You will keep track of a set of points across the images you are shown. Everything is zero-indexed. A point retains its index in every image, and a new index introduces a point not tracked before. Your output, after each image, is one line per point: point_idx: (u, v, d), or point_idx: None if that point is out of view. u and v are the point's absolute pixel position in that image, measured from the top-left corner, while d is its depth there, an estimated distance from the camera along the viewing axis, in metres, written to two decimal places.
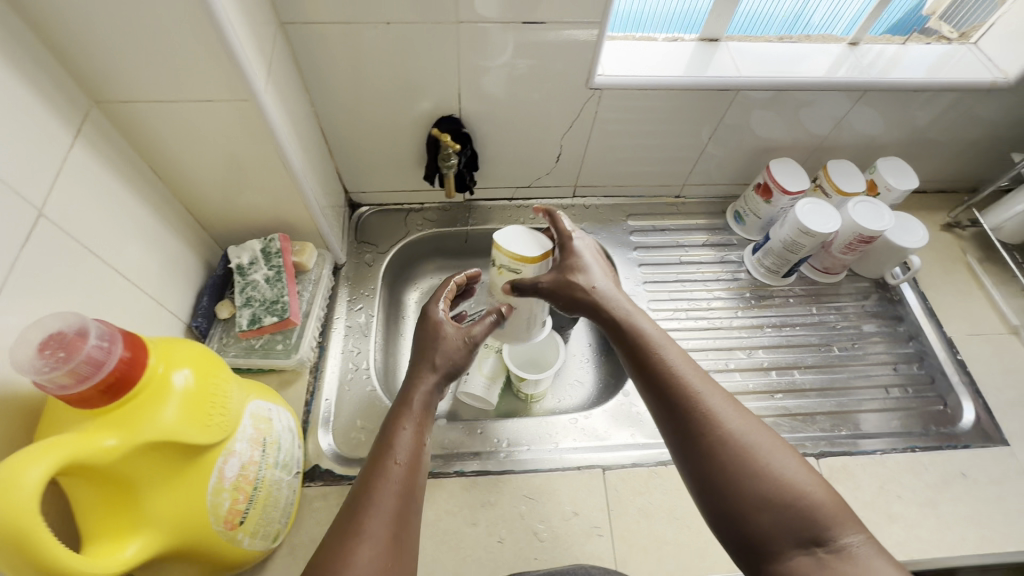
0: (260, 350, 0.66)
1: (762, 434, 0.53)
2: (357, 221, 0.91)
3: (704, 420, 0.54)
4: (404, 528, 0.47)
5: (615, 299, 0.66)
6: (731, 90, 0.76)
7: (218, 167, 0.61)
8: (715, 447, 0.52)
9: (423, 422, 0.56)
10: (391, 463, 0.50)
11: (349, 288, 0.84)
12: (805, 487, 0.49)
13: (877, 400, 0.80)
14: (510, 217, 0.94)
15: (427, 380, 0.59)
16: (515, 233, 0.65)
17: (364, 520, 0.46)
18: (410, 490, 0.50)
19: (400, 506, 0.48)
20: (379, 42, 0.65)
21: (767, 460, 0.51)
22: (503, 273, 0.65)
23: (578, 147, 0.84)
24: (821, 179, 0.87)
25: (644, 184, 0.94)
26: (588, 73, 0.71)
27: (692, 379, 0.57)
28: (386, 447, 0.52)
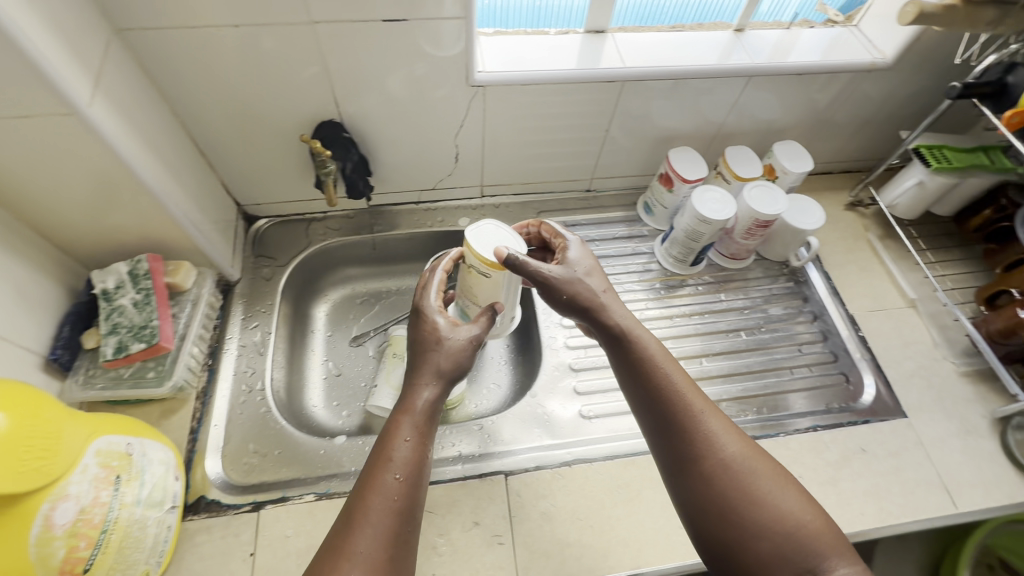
0: (130, 380, 0.62)
1: (763, 462, 0.55)
2: (255, 235, 0.87)
3: (704, 446, 0.55)
4: (397, 564, 0.47)
5: (616, 307, 0.64)
6: (619, 82, 0.76)
7: (60, 188, 0.57)
8: (714, 471, 0.54)
9: (422, 428, 0.55)
10: (387, 472, 0.50)
11: (244, 305, 0.80)
12: (799, 517, 0.52)
13: (784, 382, 0.80)
14: (418, 221, 0.92)
15: (426, 387, 0.58)
16: (487, 232, 0.62)
17: (350, 560, 0.45)
18: (406, 516, 0.50)
19: (393, 534, 0.48)
20: (236, 48, 0.62)
21: (765, 490, 0.53)
22: (473, 273, 0.64)
23: (475, 147, 0.83)
24: (721, 166, 0.87)
25: (552, 180, 0.93)
26: (467, 71, 0.70)
27: (693, 401, 0.58)
28: (381, 463, 0.51)
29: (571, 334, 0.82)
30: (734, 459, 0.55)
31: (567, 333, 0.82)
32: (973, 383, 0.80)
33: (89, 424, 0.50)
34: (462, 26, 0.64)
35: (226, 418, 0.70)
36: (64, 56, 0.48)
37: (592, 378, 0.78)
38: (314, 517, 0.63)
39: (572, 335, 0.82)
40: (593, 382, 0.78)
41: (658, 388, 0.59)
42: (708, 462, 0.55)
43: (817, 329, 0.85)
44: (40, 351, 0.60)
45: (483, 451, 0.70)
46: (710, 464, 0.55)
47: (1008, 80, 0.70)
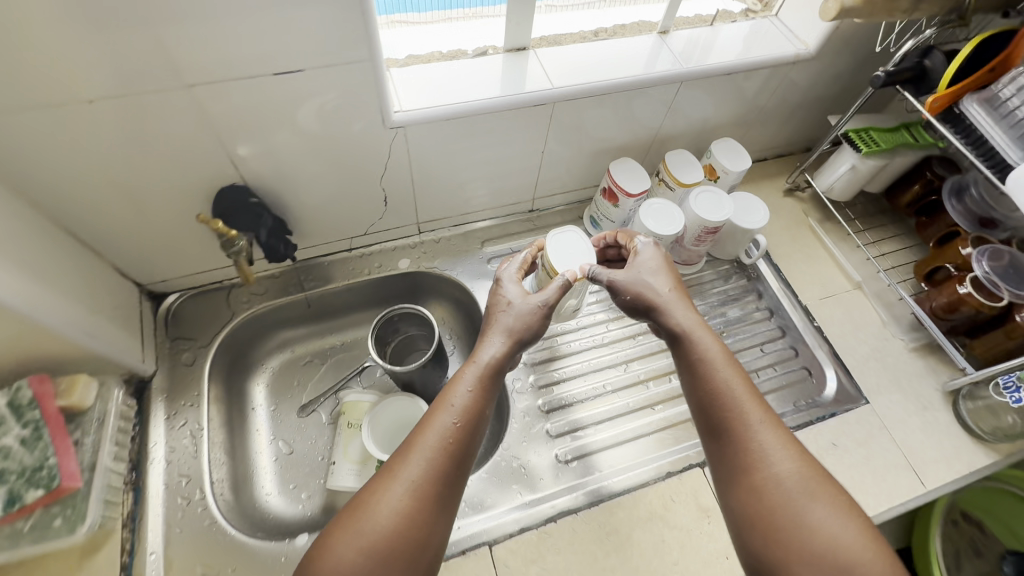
0: (33, 533, 0.52)
1: (824, 490, 0.50)
2: (166, 315, 0.76)
3: (756, 456, 0.53)
4: (431, 514, 0.51)
5: (677, 309, 0.64)
6: (548, 104, 0.71)
7: None
8: (762, 483, 0.52)
9: (479, 382, 0.60)
10: (448, 418, 0.56)
11: (165, 402, 0.70)
12: (854, 553, 0.47)
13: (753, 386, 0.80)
14: (353, 270, 0.84)
15: (496, 344, 0.63)
16: (569, 241, 0.72)
17: (397, 486, 0.51)
18: (454, 471, 0.54)
19: (440, 484, 0.52)
20: (99, 122, 0.51)
21: (818, 518, 0.49)
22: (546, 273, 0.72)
23: (404, 187, 0.76)
24: (662, 173, 0.85)
25: (492, 207, 0.88)
26: (382, 112, 0.62)
27: (749, 412, 0.55)
28: (443, 408, 0.56)
29: (534, 373, 0.78)
30: (789, 477, 0.51)
31: (531, 372, 0.78)
32: (923, 357, 0.83)
33: None
34: (366, 67, 0.56)
35: (164, 542, 0.61)
36: None
37: (564, 419, 0.74)
38: None
39: (536, 374, 0.78)
40: (564, 422, 0.74)
41: (710, 390, 0.58)
42: (759, 473, 0.53)
43: (774, 325, 0.86)
44: None
45: (462, 522, 0.65)
46: (760, 476, 0.52)
47: (925, 64, 0.71)
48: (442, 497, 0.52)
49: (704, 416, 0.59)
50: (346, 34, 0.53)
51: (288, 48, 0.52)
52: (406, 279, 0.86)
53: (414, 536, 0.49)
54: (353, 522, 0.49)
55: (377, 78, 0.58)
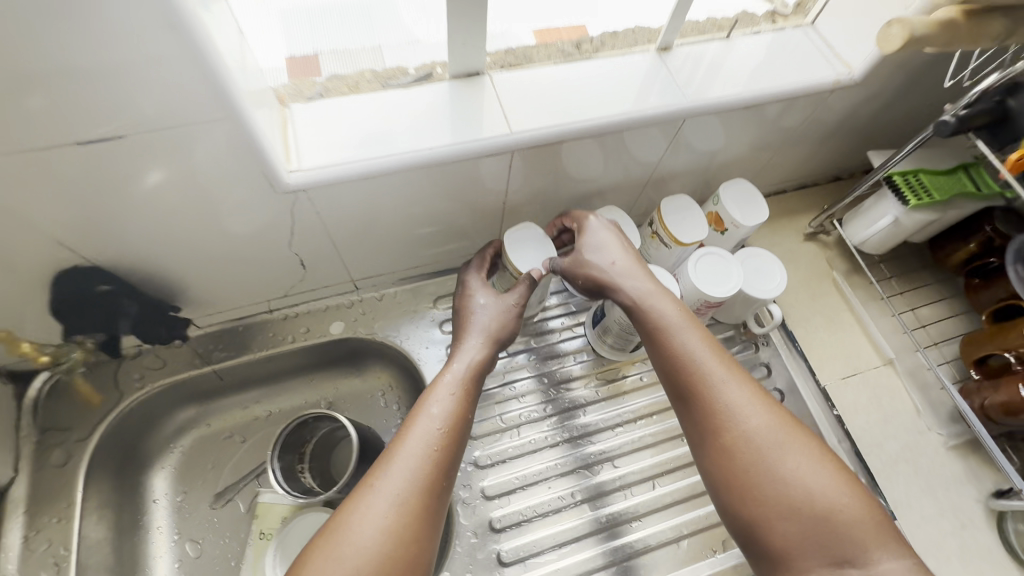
0: None
1: (805, 443, 0.46)
2: (37, 398, 0.62)
3: (727, 417, 0.48)
4: (430, 519, 0.45)
5: (632, 276, 0.59)
6: (505, 151, 0.54)
7: None
8: (738, 443, 0.46)
9: (466, 390, 0.54)
10: (426, 412, 0.50)
11: (26, 516, 0.57)
12: (840, 505, 0.43)
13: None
14: (274, 336, 0.69)
15: (473, 347, 0.58)
16: (527, 241, 0.62)
17: (381, 500, 0.43)
18: (449, 471, 0.48)
19: (434, 482, 0.46)
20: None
21: (797, 471, 0.45)
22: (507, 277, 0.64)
23: (326, 246, 0.60)
24: (656, 223, 0.68)
25: (446, 257, 0.72)
26: (270, 172, 0.46)
27: (714, 368, 0.50)
28: (423, 405, 0.51)
29: (487, 478, 0.63)
30: (764, 432, 0.46)
31: (482, 476, 0.63)
32: (964, 457, 0.68)
33: None
34: (231, 118, 0.41)
35: None
36: None
37: (519, 541, 0.61)
38: None
39: (488, 479, 0.63)
40: (518, 547, 0.60)
41: (674, 353, 0.52)
42: (730, 432, 0.47)
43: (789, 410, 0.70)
44: None
45: None
46: (732, 436, 0.47)
47: (1009, 105, 0.53)
48: (438, 496, 0.46)
49: (669, 382, 0.52)
50: (191, 76, 0.37)
51: (105, 95, 0.37)
52: (341, 345, 0.71)
53: (413, 547, 0.42)
54: (328, 548, 0.41)
55: (252, 131, 0.42)
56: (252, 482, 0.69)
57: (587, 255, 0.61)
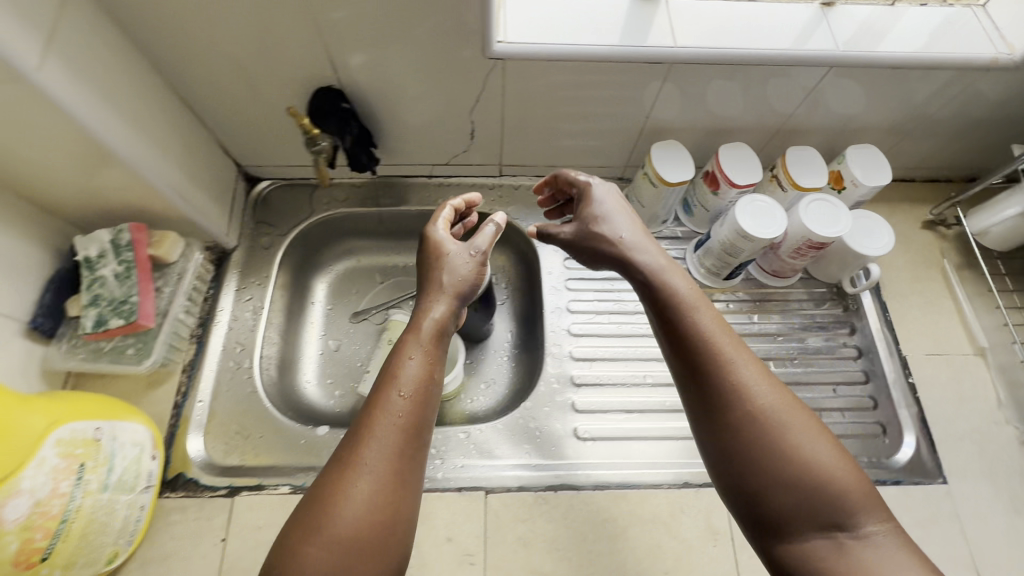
0: (110, 354, 0.61)
1: (807, 418, 0.45)
2: (255, 198, 0.82)
3: (734, 398, 0.46)
4: (413, 451, 0.46)
5: (643, 249, 0.58)
6: (666, 64, 0.63)
7: (28, 156, 0.52)
8: (746, 424, 0.45)
9: (444, 338, 0.55)
10: (404, 353, 0.52)
11: (238, 276, 0.76)
12: (841, 475, 0.43)
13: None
14: (428, 197, 0.84)
15: (438, 302, 0.56)
16: (673, 152, 0.72)
17: (369, 442, 0.45)
18: (424, 402, 0.49)
19: (410, 420, 0.47)
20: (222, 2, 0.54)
21: (801, 445, 0.44)
22: (645, 178, 0.75)
23: (492, 124, 0.73)
24: (777, 168, 0.75)
25: (579, 164, 0.83)
26: (483, 42, 0.59)
27: (722, 347, 0.48)
28: (401, 346, 0.52)
29: (576, 344, 0.75)
30: (773, 411, 0.45)
31: (573, 341, 0.75)
32: None
33: (49, 407, 0.49)
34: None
35: (212, 394, 0.69)
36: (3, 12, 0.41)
37: (592, 397, 0.71)
38: (287, 512, 0.62)
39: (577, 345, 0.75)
40: (594, 401, 0.71)
41: (681, 331, 0.50)
42: (737, 414, 0.46)
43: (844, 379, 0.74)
44: (21, 318, 0.59)
45: (466, 461, 0.67)
46: (739, 419, 0.45)
47: None
48: (420, 430, 0.48)
49: (678, 361, 0.50)
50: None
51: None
52: (477, 218, 0.85)
53: (403, 479, 0.45)
54: (313, 528, 0.42)
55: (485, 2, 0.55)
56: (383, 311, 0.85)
57: (597, 228, 0.60)
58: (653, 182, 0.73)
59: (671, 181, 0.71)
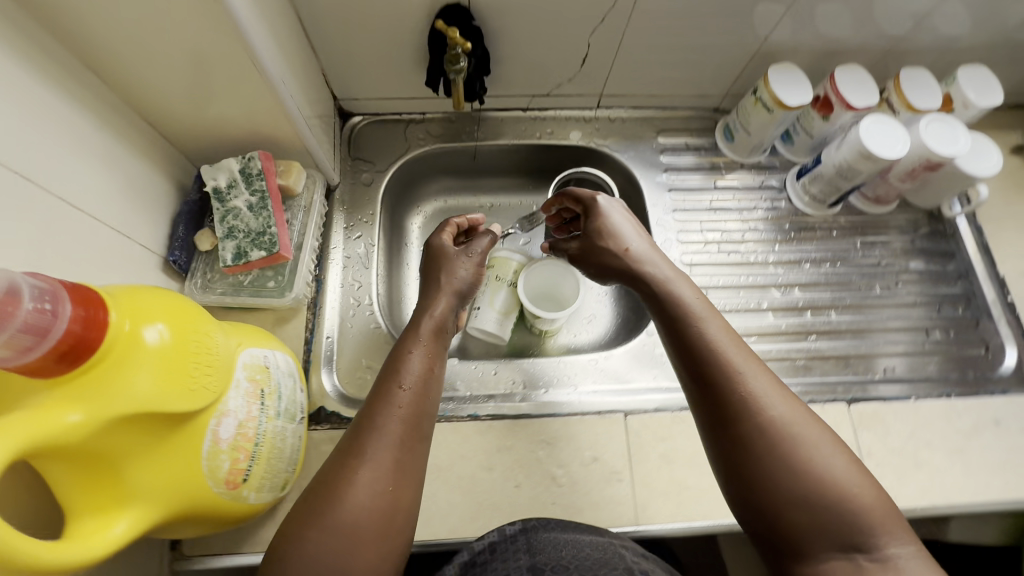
0: (250, 287, 0.60)
1: (818, 431, 0.46)
2: (350, 134, 0.79)
3: (745, 407, 0.47)
4: (410, 458, 0.51)
5: (652, 261, 0.60)
6: None
7: (173, 67, 0.50)
8: (758, 434, 0.46)
9: (432, 346, 0.60)
10: (407, 368, 0.55)
11: (345, 214, 0.75)
12: (857, 491, 0.43)
13: (892, 343, 0.75)
14: (525, 131, 0.82)
15: (440, 304, 0.64)
16: (790, 76, 0.71)
17: (372, 445, 0.50)
18: (422, 412, 0.54)
19: (409, 428, 0.52)
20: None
21: (817, 456, 0.44)
22: (757, 105, 0.74)
23: (607, 48, 0.71)
24: (888, 91, 0.75)
25: (679, 93, 0.82)
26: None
27: (732, 360, 0.49)
28: (400, 364, 0.56)
29: (691, 273, 0.76)
30: (784, 421, 0.46)
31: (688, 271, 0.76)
32: None
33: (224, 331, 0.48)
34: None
35: (338, 331, 0.68)
36: None
37: None
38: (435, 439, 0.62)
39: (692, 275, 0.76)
40: None
41: (691, 343, 0.51)
42: (748, 426, 0.46)
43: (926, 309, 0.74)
44: (159, 251, 0.57)
45: (602, 389, 0.68)
46: (750, 429, 0.46)
47: None
48: (416, 439, 0.52)
49: (690, 373, 0.51)
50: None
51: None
52: (573, 153, 0.84)
53: (404, 482, 0.50)
54: (317, 511, 0.46)
55: None
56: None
57: (602, 242, 0.63)
58: (769, 108, 0.72)
59: (790, 103, 0.70)
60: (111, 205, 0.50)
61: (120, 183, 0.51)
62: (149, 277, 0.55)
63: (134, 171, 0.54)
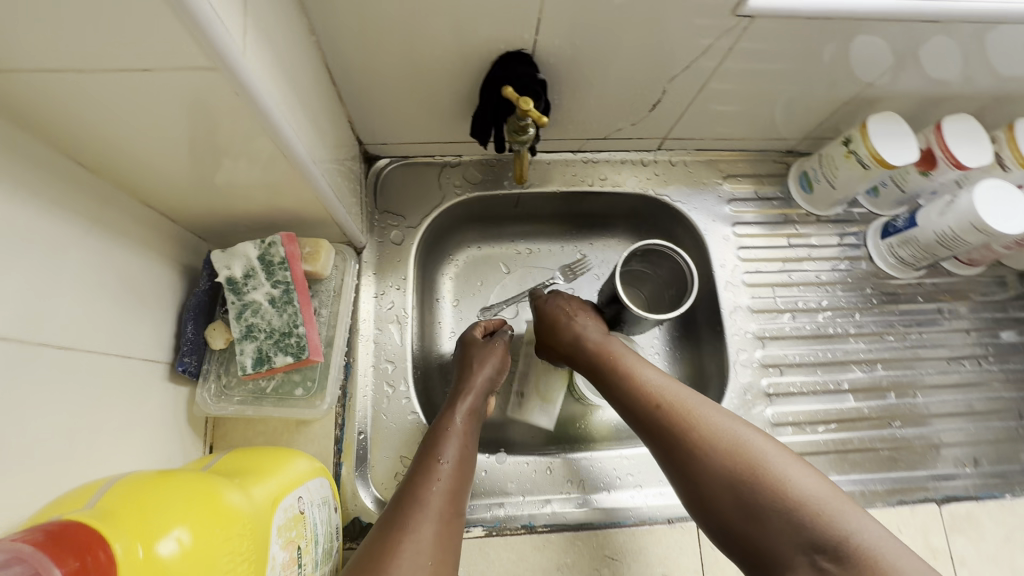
0: (274, 394, 0.51)
1: (751, 435, 0.46)
2: (376, 182, 0.69)
3: (681, 430, 0.47)
4: (450, 538, 0.44)
5: (590, 324, 0.59)
6: (937, 22, 0.52)
7: (177, 152, 0.40)
8: (696, 454, 0.45)
9: (469, 436, 0.53)
10: (448, 447, 0.50)
11: (374, 280, 0.65)
12: (800, 485, 0.42)
13: (958, 429, 0.67)
14: (574, 177, 0.72)
15: (476, 388, 0.56)
16: (894, 128, 0.60)
17: (418, 524, 0.43)
18: (462, 490, 0.48)
19: (451, 505, 0.46)
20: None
21: (757, 460, 0.44)
22: (850, 158, 0.64)
23: (682, 93, 0.61)
24: (998, 142, 0.64)
25: (752, 136, 0.72)
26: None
27: (660, 388, 0.50)
28: (444, 441, 0.50)
29: (763, 349, 0.68)
30: (716, 433, 0.46)
31: (761, 346, 0.68)
32: None
33: (258, 482, 0.40)
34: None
35: (372, 424, 0.59)
36: None
37: (786, 407, 0.66)
38: (488, 554, 0.54)
39: (765, 351, 0.68)
40: (790, 411, 0.66)
41: (621, 383, 0.52)
42: (688, 450, 0.46)
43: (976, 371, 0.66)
44: (165, 359, 0.48)
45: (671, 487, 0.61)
46: (690, 451, 0.46)
47: None
48: (456, 514, 0.46)
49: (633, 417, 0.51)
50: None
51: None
52: (627, 201, 0.74)
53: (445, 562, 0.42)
54: None
55: None
56: (512, 308, 0.74)
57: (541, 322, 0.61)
58: (867, 165, 0.62)
59: (892, 162, 0.60)
60: (107, 321, 0.41)
61: (116, 291, 0.42)
62: (155, 394, 0.46)
63: (131, 270, 0.44)
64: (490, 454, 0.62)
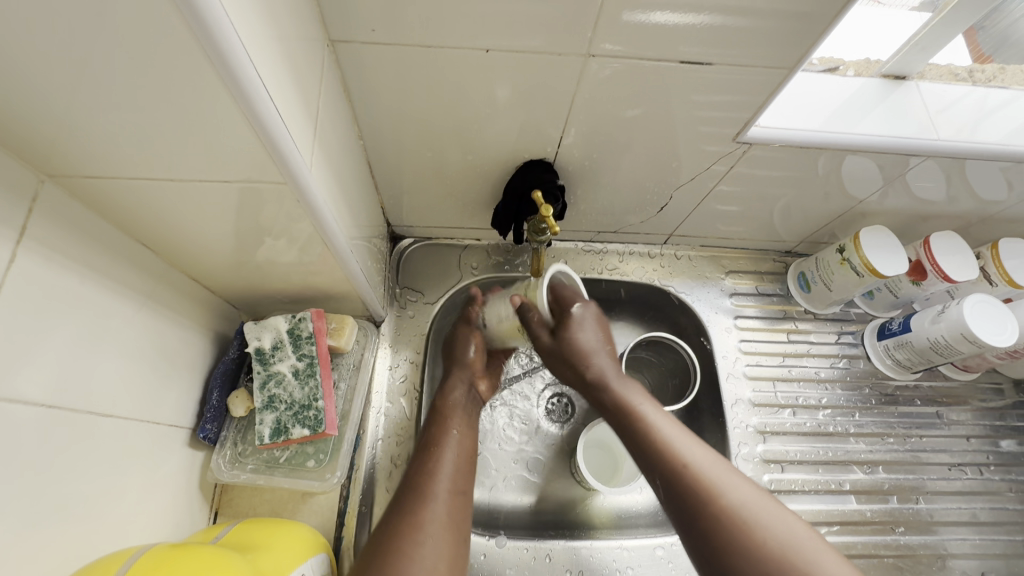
0: (286, 464, 0.53)
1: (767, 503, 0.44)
2: (399, 258, 0.74)
3: (707, 498, 0.44)
4: (460, 515, 0.49)
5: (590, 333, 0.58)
6: (919, 155, 0.58)
7: (230, 241, 0.45)
8: (737, 546, 0.41)
9: (466, 418, 0.58)
10: (447, 437, 0.55)
11: (389, 351, 0.68)
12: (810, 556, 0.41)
13: (963, 540, 0.67)
14: (585, 264, 0.77)
15: (459, 385, 0.60)
16: (885, 241, 0.65)
17: (429, 506, 0.47)
18: (467, 473, 0.53)
19: (455, 485, 0.50)
20: (476, 73, 0.47)
21: (775, 530, 0.42)
22: (845, 266, 0.69)
23: (688, 198, 0.67)
24: (984, 258, 0.69)
25: (754, 237, 0.77)
26: (739, 127, 0.54)
27: (672, 435, 0.49)
28: (442, 433, 0.55)
29: (765, 444, 0.69)
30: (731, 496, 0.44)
31: (762, 441, 0.69)
32: None
33: (269, 548, 0.44)
34: (773, 76, 0.48)
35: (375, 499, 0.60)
36: (291, 99, 0.36)
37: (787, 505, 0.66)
38: None
39: (766, 445, 0.69)
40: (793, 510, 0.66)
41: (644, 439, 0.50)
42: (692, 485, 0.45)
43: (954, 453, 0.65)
44: (187, 425, 0.50)
45: None
46: (721, 537, 0.42)
47: None
48: (461, 492, 0.51)
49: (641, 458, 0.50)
50: (779, 29, 0.44)
51: (710, 34, 0.44)
52: (634, 289, 0.78)
53: (458, 535, 0.47)
54: None
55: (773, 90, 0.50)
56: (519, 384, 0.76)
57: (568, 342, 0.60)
58: (860, 273, 0.67)
59: (885, 271, 0.63)
60: (142, 388, 0.44)
61: (152, 358, 0.45)
62: (175, 460, 0.48)
63: (169, 339, 0.48)
64: (490, 536, 0.63)
